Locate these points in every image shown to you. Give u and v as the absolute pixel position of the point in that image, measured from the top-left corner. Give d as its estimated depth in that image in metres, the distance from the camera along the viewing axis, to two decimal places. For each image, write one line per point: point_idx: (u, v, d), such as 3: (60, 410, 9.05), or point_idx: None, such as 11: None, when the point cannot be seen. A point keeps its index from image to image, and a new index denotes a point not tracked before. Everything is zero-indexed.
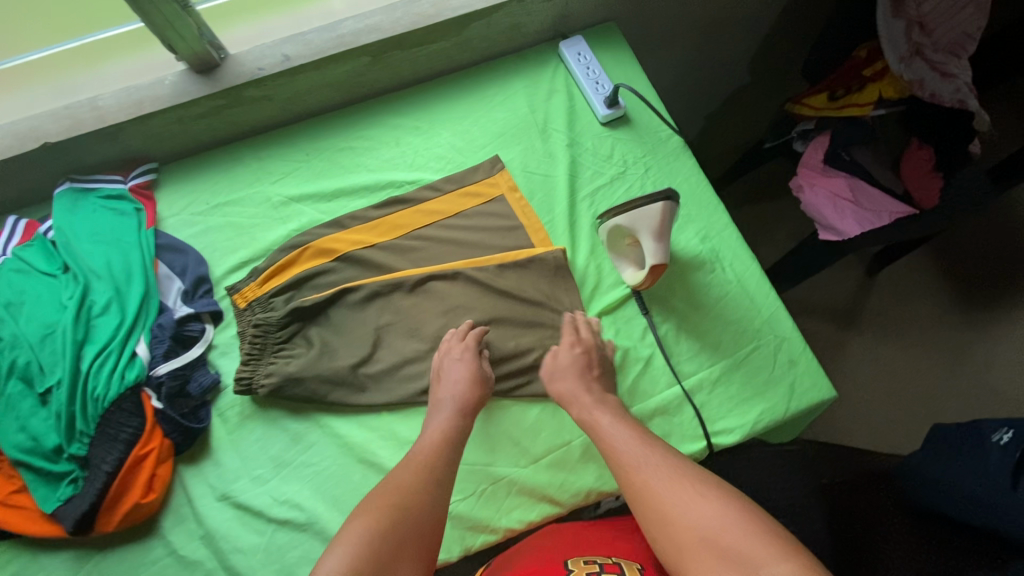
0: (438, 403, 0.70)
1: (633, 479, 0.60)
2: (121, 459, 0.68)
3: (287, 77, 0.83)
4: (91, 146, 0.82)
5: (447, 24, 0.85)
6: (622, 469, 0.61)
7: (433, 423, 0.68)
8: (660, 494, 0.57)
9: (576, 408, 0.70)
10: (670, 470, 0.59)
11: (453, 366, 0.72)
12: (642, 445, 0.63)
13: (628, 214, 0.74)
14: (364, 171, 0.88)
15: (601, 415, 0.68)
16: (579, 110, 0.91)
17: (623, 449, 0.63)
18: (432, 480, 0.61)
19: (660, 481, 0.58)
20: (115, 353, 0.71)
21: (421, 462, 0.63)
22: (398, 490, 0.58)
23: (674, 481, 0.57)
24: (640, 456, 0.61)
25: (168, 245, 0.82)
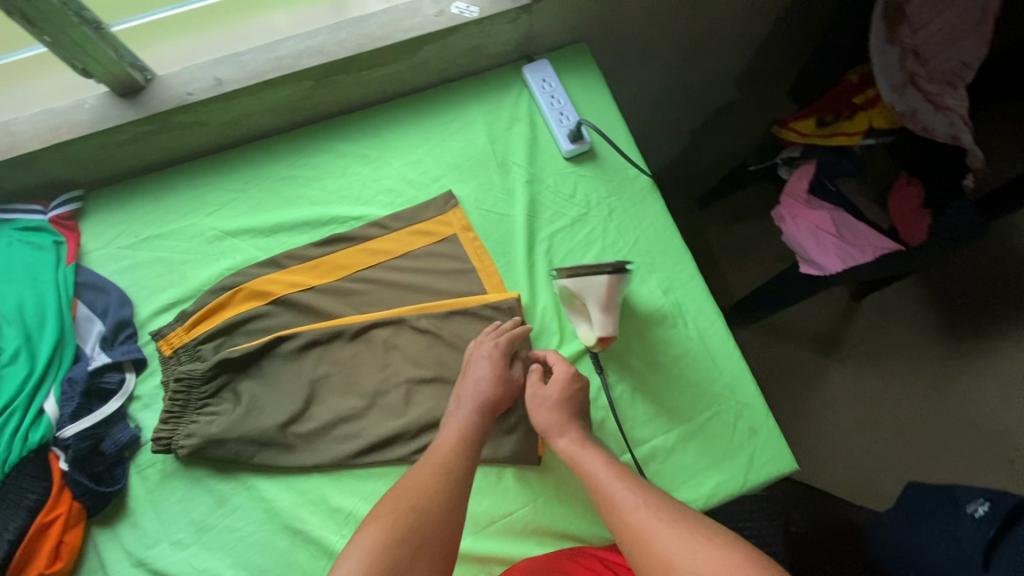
0: (463, 396, 0.67)
1: (634, 534, 0.54)
2: (24, 526, 0.63)
3: (220, 102, 0.76)
4: (5, 174, 0.75)
5: (398, 46, 0.78)
6: (621, 524, 0.55)
7: (456, 416, 0.65)
8: (668, 554, 0.51)
9: (569, 442, 0.64)
10: (674, 521, 0.54)
11: (485, 364, 0.69)
12: (644, 493, 0.57)
13: (576, 278, 0.69)
14: (307, 204, 0.82)
15: (597, 458, 0.62)
16: (542, 143, 0.84)
17: (623, 498, 0.57)
18: (450, 468, 0.59)
19: (665, 535, 0.52)
20: (20, 410, 0.66)
21: (439, 457, 0.60)
22: (411, 494, 0.57)
23: (680, 538, 0.52)
24: (637, 506, 0.56)
25: (89, 284, 0.76)
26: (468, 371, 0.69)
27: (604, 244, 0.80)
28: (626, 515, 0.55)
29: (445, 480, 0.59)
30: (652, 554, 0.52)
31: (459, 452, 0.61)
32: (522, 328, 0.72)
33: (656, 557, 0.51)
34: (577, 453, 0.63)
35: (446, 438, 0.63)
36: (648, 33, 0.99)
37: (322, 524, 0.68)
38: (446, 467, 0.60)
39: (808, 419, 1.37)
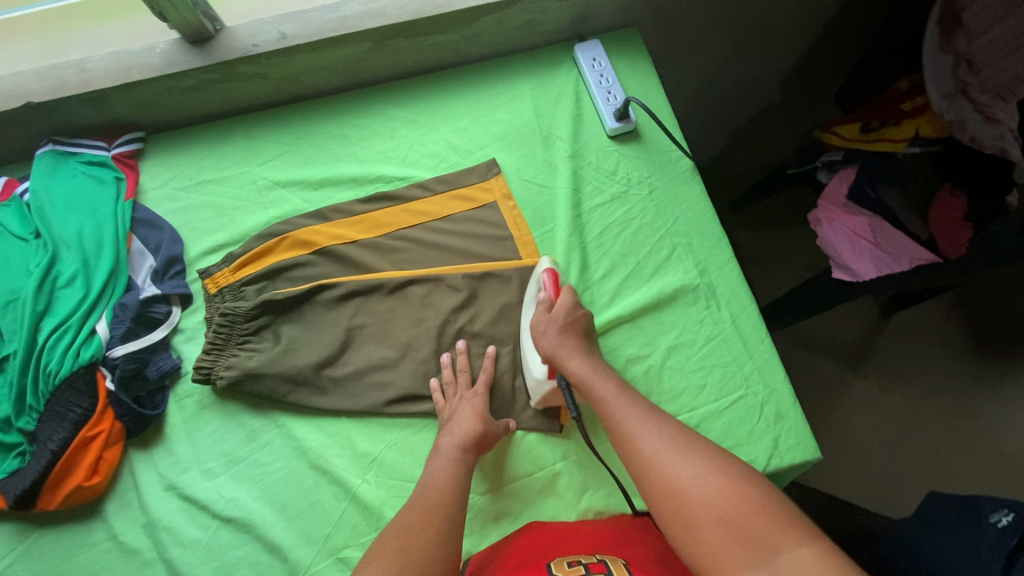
0: (443, 442, 0.66)
1: (639, 453, 0.55)
2: (68, 438, 0.66)
3: (282, 56, 0.79)
4: (76, 109, 0.79)
5: (456, 15, 0.80)
6: (628, 447, 0.56)
7: (439, 459, 0.64)
8: (668, 472, 0.52)
9: (577, 365, 0.64)
10: (677, 441, 0.54)
11: (469, 404, 0.69)
12: (651, 417, 0.58)
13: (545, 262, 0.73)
14: (354, 161, 0.85)
15: (609, 382, 0.62)
16: (586, 120, 0.86)
17: (631, 423, 0.57)
18: (446, 508, 0.59)
19: (666, 452, 0.53)
20: (73, 329, 0.69)
21: (431, 497, 0.60)
22: (404, 534, 0.55)
23: (683, 457, 0.52)
24: (641, 428, 0.56)
25: (144, 220, 0.79)
26: (447, 418, 0.69)
27: (642, 223, 0.80)
28: (634, 436, 0.56)
29: (449, 517, 0.58)
30: (654, 471, 0.53)
31: (450, 488, 0.61)
32: (488, 367, 0.73)
33: (656, 479, 0.52)
34: (587, 378, 0.63)
35: (436, 480, 0.62)
36: (698, 24, 1.00)
37: (346, 467, 0.70)
38: (440, 501, 0.60)
39: (829, 432, 1.32)
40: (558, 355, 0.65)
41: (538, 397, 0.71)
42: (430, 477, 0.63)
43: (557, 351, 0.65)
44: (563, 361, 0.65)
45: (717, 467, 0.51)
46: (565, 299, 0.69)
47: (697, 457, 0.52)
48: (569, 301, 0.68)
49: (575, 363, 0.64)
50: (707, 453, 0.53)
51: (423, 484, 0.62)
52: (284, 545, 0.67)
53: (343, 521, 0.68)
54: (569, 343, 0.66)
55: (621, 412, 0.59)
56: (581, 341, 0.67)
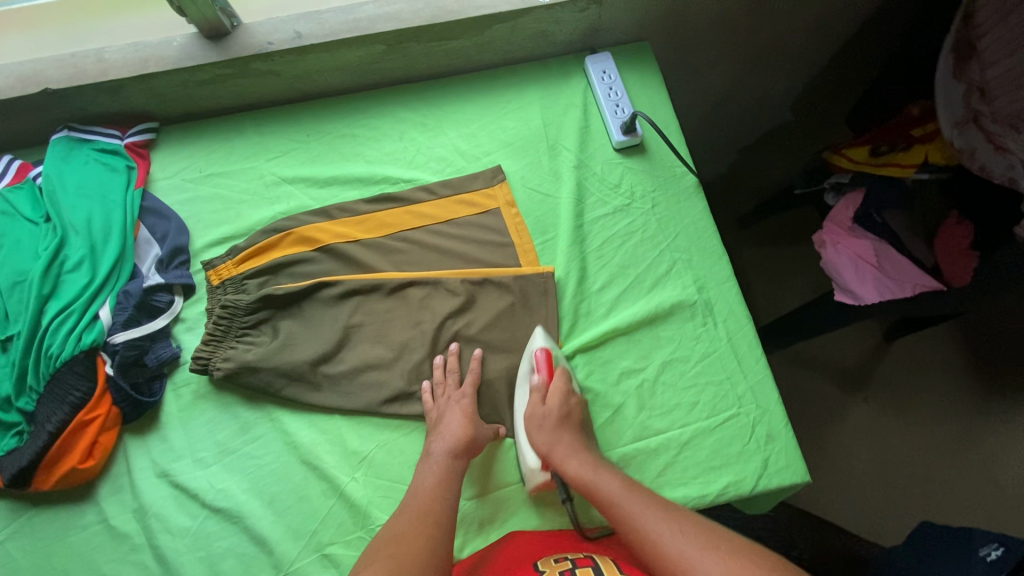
0: (434, 447, 0.67)
1: (653, 543, 0.56)
2: (65, 421, 0.67)
3: (297, 55, 0.80)
4: (92, 97, 0.80)
5: (469, 22, 0.81)
6: (644, 543, 0.56)
7: (430, 464, 0.65)
8: (692, 566, 0.52)
9: (576, 466, 0.64)
10: (690, 535, 0.55)
11: (458, 408, 0.69)
12: (664, 514, 0.58)
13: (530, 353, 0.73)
14: (361, 161, 0.86)
15: (612, 480, 0.62)
16: (593, 131, 0.86)
17: (644, 521, 0.58)
18: (435, 517, 0.59)
19: (688, 551, 0.54)
20: (77, 313, 0.70)
21: (421, 504, 0.61)
22: (391, 542, 0.56)
23: (704, 550, 0.53)
24: (659, 527, 0.57)
25: (153, 209, 0.80)
26: (436, 420, 0.69)
27: (643, 236, 0.81)
28: (653, 538, 0.56)
29: (439, 523, 0.59)
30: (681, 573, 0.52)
31: (441, 496, 0.62)
32: (477, 369, 0.73)
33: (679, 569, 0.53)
34: (586, 479, 0.63)
35: (427, 487, 0.63)
36: (710, 41, 1.00)
37: (336, 464, 0.71)
38: (432, 509, 0.60)
39: (824, 455, 1.31)
40: (554, 454, 0.65)
41: (531, 483, 0.69)
42: (421, 484, 0.64)
43: (552, 449, 0.65)
44: (562, 463, 0.64)
45: (737, 555, 0.52)
46: (557, 394, 0.68)
47: (717, 550, 0.53)
48: (564, 385, 0.69)
49: (572, 466, 0.64)
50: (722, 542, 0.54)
51: (415, 490, 0.63)
52: (270, 538, 0.67)
53: (329, 518, 0.68)
54: (565, 438, 0.66)
55: (632, 512, 0.59)
56: (575, 433, 0.67)
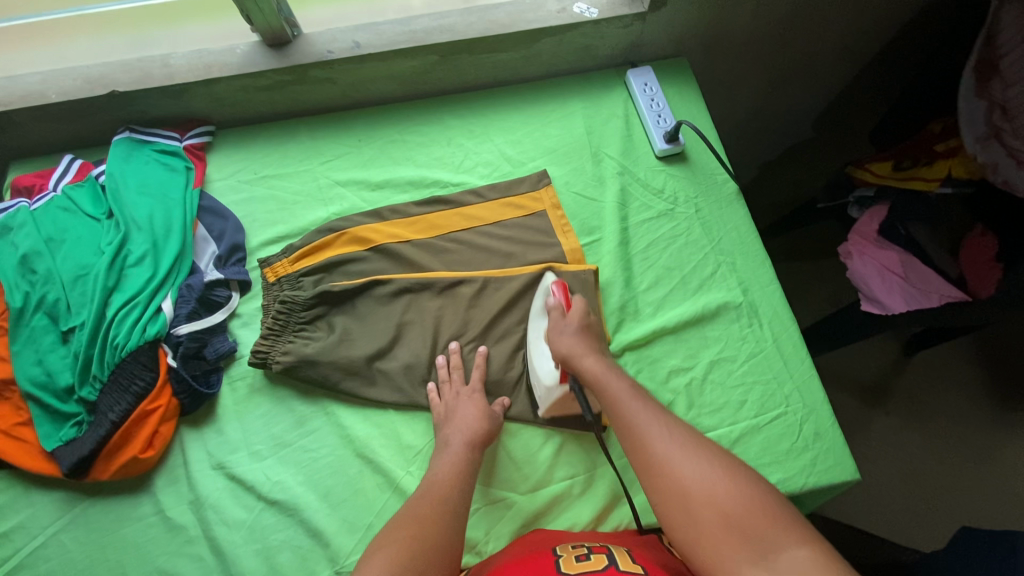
0: (450, 438, 0.67)
1: (648, 446, 0.56)
2: (129, 410, 0.68)
3: (355, 63, 0.83)
4: (156, 100, 0.83)
5: (520, 35, 0.85)
6: (641, 441, 0.56)
7: (446, 453, 0.65)
8: (676, 462, 0.53)
9: (592, 364, 0.64)
10: (689, 445, 0.55)
11: (473, 399, 0.71)
12: (661, 417, 0.58)
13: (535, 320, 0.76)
14: (411, 165, 0.88)
15: (621, 382, 0.62)
16: (636, 139, 0.90)
17: (645, 423, 0.58)
18: (452, 506, 0.59)
19: (678, 456, 0.54)
20: (141, 305, 0.72)
21: (439, 492, 0.61)
22: (415, 521, 0.56)
23: (693, 455, 0.54)
24: (657, 430, 0.56)
25: (210, 208, 0.83)
26: (447, 415, 0.70)
27: (687, 240, 0.83)
28: (651, 440, 0.56)
29: (451, 514, 0.59)
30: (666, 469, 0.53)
31: (458, 484, 0.62)
32: (482, 364, 0.74)
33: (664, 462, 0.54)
34: (598, 374, 0.63)
35: (444, 474, 0.63)
36: (741, 58, 1.05)
37: (391, 458, 0.71)
38: (446, 497, 0.60)
39: None
40: (574, 355, 0.66)
41: (545, 403, 0.71)
42: (438, 473, 0.63)
43: (576, 350, 0.66)
44: (575, 356, 0.65)
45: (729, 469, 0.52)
46: (577, 311, 0.70)
47: (710, 458, 0.53)
48: (583, 307, 0.70)
49: (590, 360, 0.64)
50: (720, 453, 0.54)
51: (430, 478, 0.63)
52: (325, 531, 0.68)
53: (385, 511, 0.69)
54: (586, 345, 0.66)
55: (635, 412, 0.59)
56: (592, 342, 0.67)
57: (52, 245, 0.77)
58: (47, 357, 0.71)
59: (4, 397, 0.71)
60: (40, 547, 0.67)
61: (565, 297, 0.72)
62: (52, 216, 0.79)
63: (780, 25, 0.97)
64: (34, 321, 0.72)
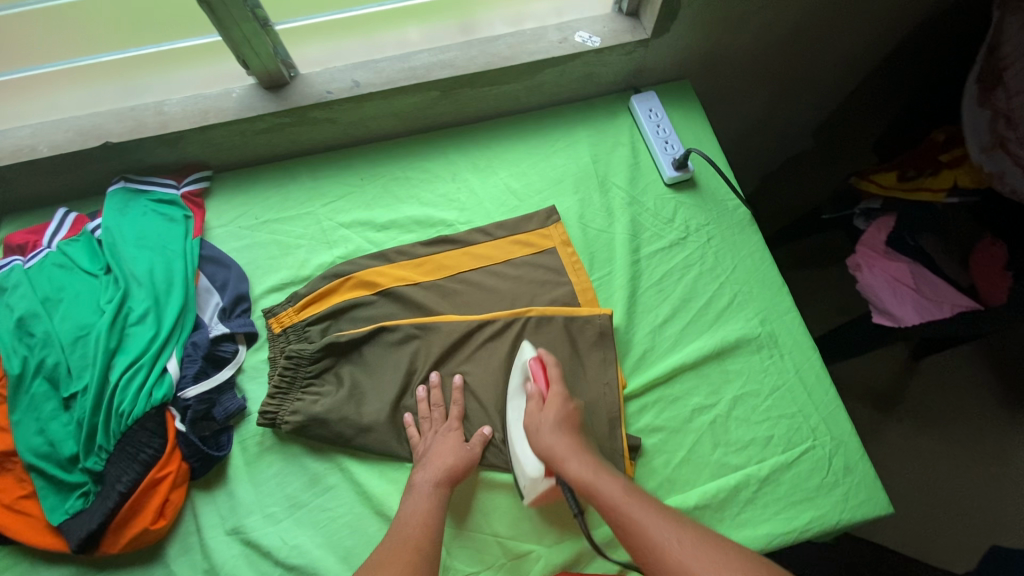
0: (418, 477, 0.65)
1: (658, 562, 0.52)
2: (137, 480, 0.66)
3: (354, 103, 0.81)
4: (151, 149, 0.81)
5: (522, 67, 0.83)
6: (656, 560, 0.52)
7: (414, 495, 0.63)
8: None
9: (578, 466, 0.60)
10: (702, 548, 0.52)
11: (450, 433, 0.70)
12: (672, 525, 0.54)
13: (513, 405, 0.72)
14: (415, 204, 0.86)
15: (614, 484, 0.58)
16: (643, 166, 0.88)
17: (651, 528, 0.54)
18: (418, 544, 0.58)
19: (697, 564, 0.50)
20: (145, 368, 0.69)
21: (405, 533, 0.59)
22: (373, 568, 0.55)
23: (714, 564, 0.50)
24: (664, 536, 0.53)
25: (211, 257, 0.80)
26: (423, 454, 0.69)
27: (701, 269, 0.81)
28: (662, 549, 0.52)
29: (422, 552, 0.57)
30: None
31: (425, 524, 0.60)
32: (459, 399, 0.73)
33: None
34: (593, 483, 0.59)
35: (411, 516, 0.61)
36: (743, 76, 1.04)
37: None
38: (417, 537, 0.58)
39: None
40: (556, 456, 0.62)
41: (533, 496, 0.67)
42: (409, 510, 0.62)
43: (562, 454, 0.61)
44: (558, 458, 0.62)
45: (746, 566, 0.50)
46: (554, 412, 0.65)
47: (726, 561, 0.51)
48: (565, 402, 0.66)
49: (575, 468, 0.60)
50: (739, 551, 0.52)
51: (403, 515, 0.62)
52: None
53: None
54: (571, 443, 0.62)
55: (639, 516, 0.55)
56: (573, 438, 0.63)
57: (49, 305, 0.74)
58: (49, 425, 0.69)
59: (5, 469, 0.68)
60: None
61: (541, 395, 0.68)
62: (47, 274, 0.76)
63: (782, 44, 0.97)
64: (33, 387, 0.70)
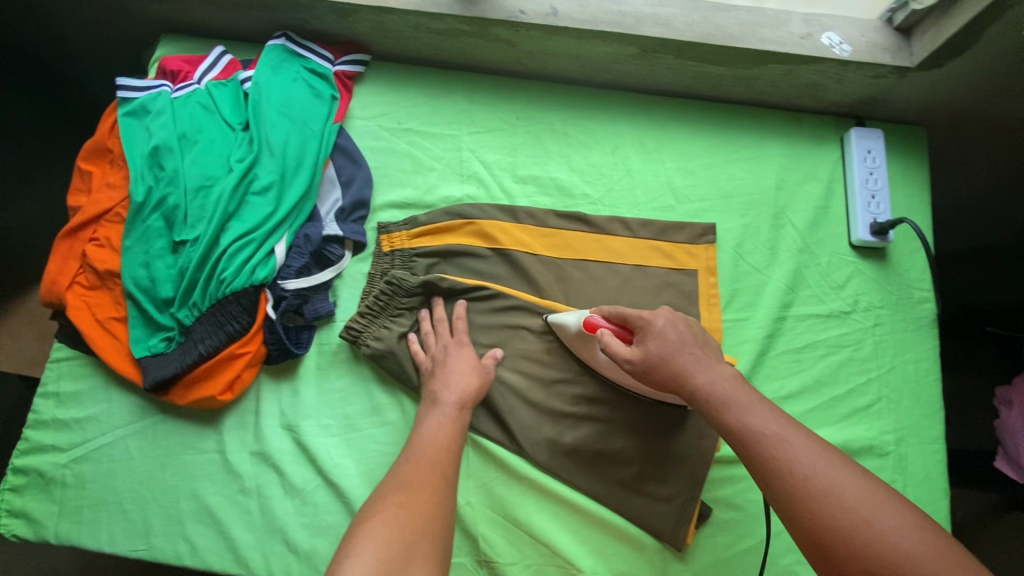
0: (442, 397, 0.64)
1: (831, 499, 0.43)
2: (217, 347, 0.66)
3: (544, 32, 0.71)
4: (323, 15, 0.75)
5: (745, 53, 0.70)
6: (772, 456, 0.47)
7: (434, 419, 0.62)
8: (850, 497, 0.43)
9: (705, 377, 0.53)
10: (823, 450, 0.46)
11: (460, 354, 0.67)
12: (784, 422, 0.49)
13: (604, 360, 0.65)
14: (564, 165, 0.78)
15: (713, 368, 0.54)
16: (832, 214, 0.74)
17: (756, 414, 0.49)
18: (445, 468, 0.57)
19: (838, 477, 0.44)
20: (255, 244, 0.67)
21: (428, 455, 0.58)
22: (403, 488, 0.53)
23: (842, 471, 0.45)
24: (796, 441, 0.47)
25: (345, 150, 0.76)
26: (433, 368, 0.67)
27: (851, 355, 0.70)
28: (784, 455, 0.46)
29: (445, 476, 0.56)
30: (843, 508, 0.43)
31: (447, 447, 0.59)
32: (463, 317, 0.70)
33: (833, 500, 0.43)
34: (726, 396, 0.51)
35: (436, 437, 0.60)
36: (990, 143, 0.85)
37: None
38: (439, 460, 0.58)
39: None
40: (666, 358, 0.55)
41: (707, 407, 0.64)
42: (428, 432, 0.61)
43: (693, 366, 0.54)
44: (688, 374, 0.54)
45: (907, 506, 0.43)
46: (663, 335, 0.56)
47: (891, 498, 0.44)
48: (651, 327, 0.56)
49: (706, 380, 0.53)
50: (861, 470, 0.46)
51: (422, 437, 0.60)
52: None
53: None
54: (696, 351, 0.55)
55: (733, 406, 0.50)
56: (694, 341, 0.56)
57: (183, 143, 0.73)
58: (154, 262, 0.69)
59: (106, 286, 0.70)
60: (106, 445, 0.68)
61: (617, 336, 0.59)
62: (189, 110, 0.74)
63: None
64: (150, 220, 0.70)
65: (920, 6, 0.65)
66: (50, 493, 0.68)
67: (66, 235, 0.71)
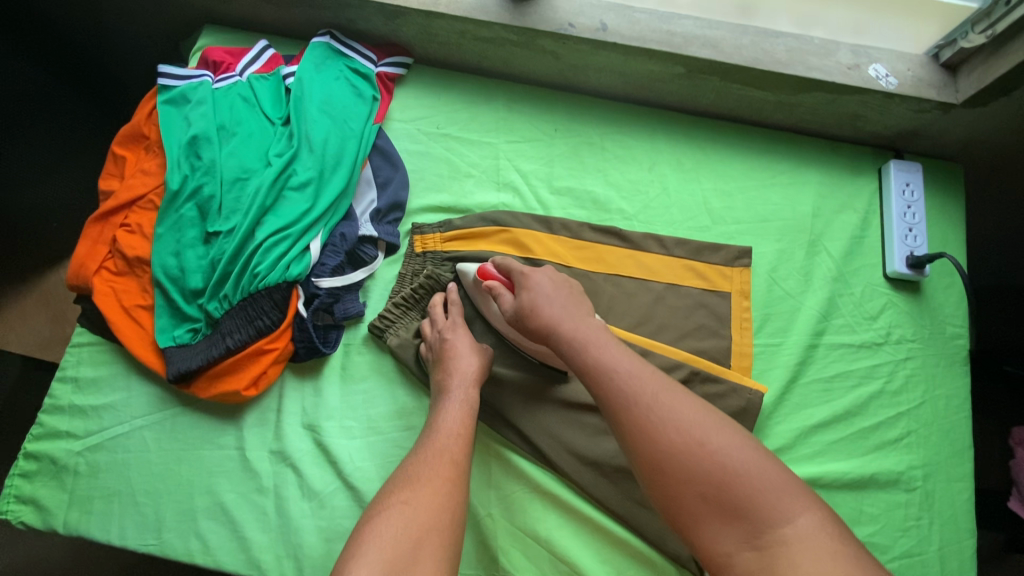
0: (444, 381, 0.61)
1: (713, 465, 0.44)
2: (246, 342, 0.65)
3: (591, 46, 0.71)
4: (371, 16, 0.75)
5: (790, 80, 0.70)
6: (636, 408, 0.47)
7: (449, 406, 0.59)
8: (731, 463, 0.44)
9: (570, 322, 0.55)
10: (681, 402, 0.47)
11: (461, 334, 0.65)
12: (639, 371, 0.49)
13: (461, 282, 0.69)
14: (601, 180, 0.77)
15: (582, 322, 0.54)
16: (867, 244, 0.74)
17: (629, 371, 0.50)
18: (458, 460, 0.54)
19: (696, 427, 0.46)
20: (291, 239, 0.67)
21: (440, 445, 0.55)
22: (407, 484, 0.51)
23: (709, 428, 0.46)
24: (660, 393, 0.48)
25: (384, 152, 0.75)
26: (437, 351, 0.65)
27: (883, 387, 0.69)
28: (656, 412, 0.47)
29: (459, 468, 0.53)
30: (725, 478, 0.43)
31: (461, 434, 0.56)
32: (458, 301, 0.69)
33: (715, 466, 0.44)
34: (603, 353, 0.51)
35: (452, 427, 0.57)
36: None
37: (479, 492, 0.65)
38: (452, 451, 0.55)
39: None
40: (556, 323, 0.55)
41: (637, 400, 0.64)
42: (443, 420, 0.58)
43: (564, 320, 0.55)
44: (557, 323, 0.55)
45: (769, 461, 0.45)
46: (537, 285, 0.58)
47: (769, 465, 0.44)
48: (526, 279, 0.59)
49: (585, 339, 0.53)
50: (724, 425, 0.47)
51: (435, 428, 0.57)
52: None
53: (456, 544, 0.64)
54: (568, 305, 0.56)
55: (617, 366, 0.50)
56: (570, 295, 0.58)
57: (222, 135, 0.72)
58: (185, 251, 0.68)
59: (134, 273, 0.69)
60: (123, 435, 0.67)
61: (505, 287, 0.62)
62: (230, 102, 0.74)
63: None
64: (183, 209, 0.69)
65: (968, 44, 0.66)
66: (61, 481, 0.66)
67: (98, 219, 0.70)
